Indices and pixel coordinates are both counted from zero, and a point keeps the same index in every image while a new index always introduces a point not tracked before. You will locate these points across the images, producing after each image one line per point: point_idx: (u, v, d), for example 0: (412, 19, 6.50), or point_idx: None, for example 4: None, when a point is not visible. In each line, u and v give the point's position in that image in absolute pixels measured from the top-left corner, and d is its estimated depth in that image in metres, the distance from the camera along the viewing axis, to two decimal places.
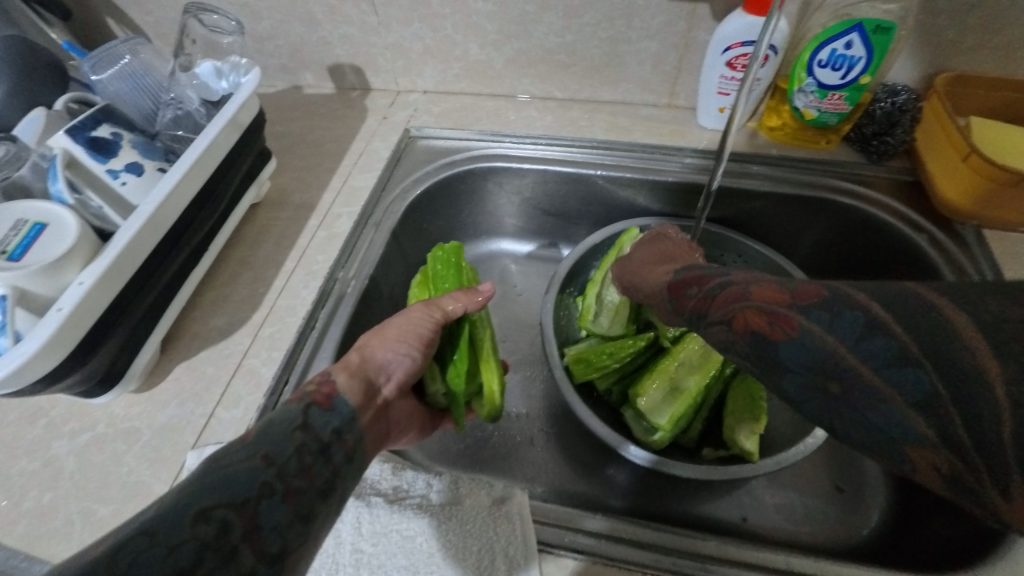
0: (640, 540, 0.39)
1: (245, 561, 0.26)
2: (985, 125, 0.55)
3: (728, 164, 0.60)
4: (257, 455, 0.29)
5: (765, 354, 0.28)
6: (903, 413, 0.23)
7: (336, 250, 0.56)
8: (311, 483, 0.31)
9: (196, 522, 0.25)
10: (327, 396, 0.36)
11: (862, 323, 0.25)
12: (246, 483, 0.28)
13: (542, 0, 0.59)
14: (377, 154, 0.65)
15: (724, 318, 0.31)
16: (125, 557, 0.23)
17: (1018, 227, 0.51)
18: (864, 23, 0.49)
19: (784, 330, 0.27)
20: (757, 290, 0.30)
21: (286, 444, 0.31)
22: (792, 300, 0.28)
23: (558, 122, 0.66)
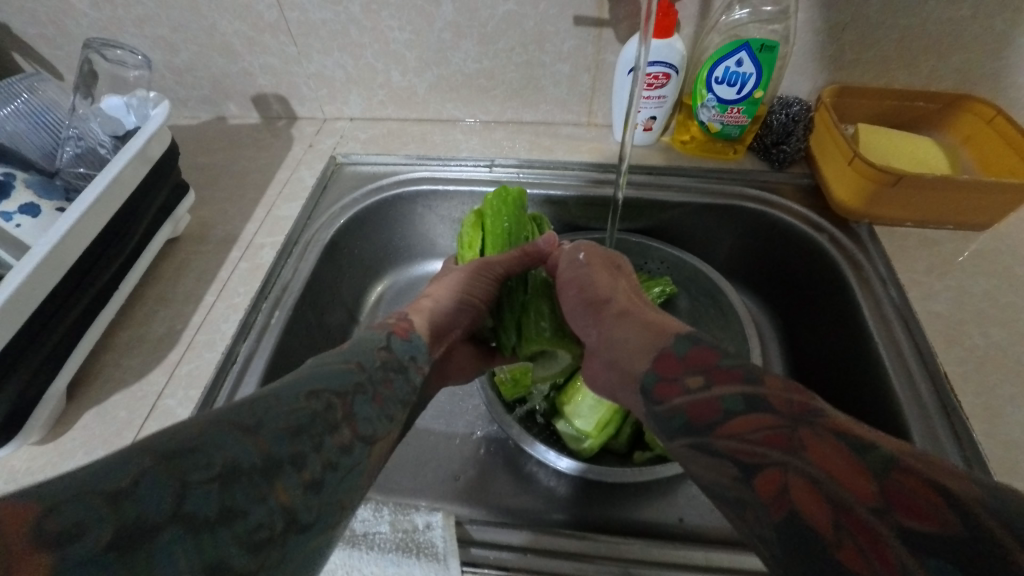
0: (565, 550, 0.40)
1: (345, 435, 0.28)
2: (870, 132, 0.60)
3: (646, 178, 0.63)
4: (352, 362, 0.33)
5: (819, 568, 0.24)
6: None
7: (258, 281, 0.55)
8: (393, 392, 0.34)
9: (308, 396, 0.28)
10: (404, 330, 0.41)
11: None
12: (341, 377, 0.31)
13: (457, 28, 0.60)
14: (303, 183, 0.65)
15: (751, 465, 0.28)
16: (259, 408, 0.25)
17: (903, 221, 0.56)
18: (751, 43, 0.53)
19: (871, 563, 0.22)
20: (814, 449, 0.27)
21: (372, 356, 0.35)
22: (891, 507, 0.23)
23: (484, 144, 0.68)
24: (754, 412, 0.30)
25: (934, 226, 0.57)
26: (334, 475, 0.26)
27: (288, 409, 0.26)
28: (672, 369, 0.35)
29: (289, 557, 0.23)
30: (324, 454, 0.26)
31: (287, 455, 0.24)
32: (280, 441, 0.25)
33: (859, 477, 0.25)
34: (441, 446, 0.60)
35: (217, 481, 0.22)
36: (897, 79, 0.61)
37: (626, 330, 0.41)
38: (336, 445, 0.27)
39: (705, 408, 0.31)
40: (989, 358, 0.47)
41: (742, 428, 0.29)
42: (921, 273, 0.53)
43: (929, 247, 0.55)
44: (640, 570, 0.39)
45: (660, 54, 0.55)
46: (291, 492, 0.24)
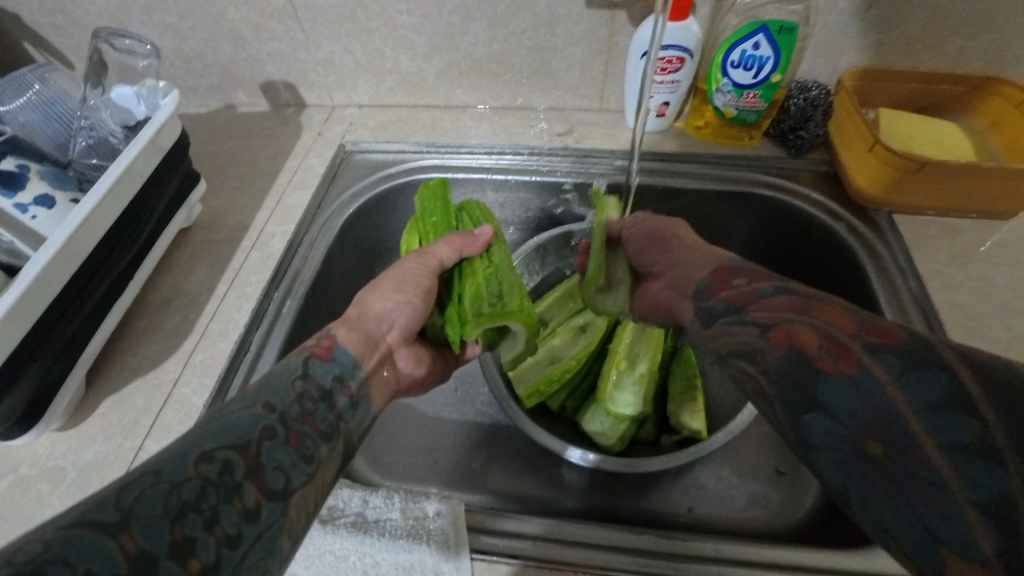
0: (574, 540, 0.40)
1: (250, 496, 0.27)
2: (893, 117, 0.58)
3: (660, 165, 0.62)
4: (257, 404, 0.32)
5: (805, 380, 0.28)
6: (947, 481, 0.22)
7: (269, 271, 0.55)
8: (315, 427, 0.33)
9: (199, 462, 0.27)
10: (327, 349, 0.39)
11: (930, 380, 0.24)
12: (247, 426, 0.30)
13: (466, 12, 0.59)
14: (312, 171, 0.65)
15: (767, 324, 0.31)
16: (131, 493, 0.24)
17: (925, 210, 0.55)
18: (769, 24, 0.51)
19: (841, 365, 0.27)
20: (820, 308, 0.30)
21: (286, 392, 0.34)
22: (863, 332, 0.27)
23: (494, 131, 0.67)
24: (781, 292, 0.33)
25: (956, 215, 0.55)
26: (232, 554, 0.25)
27: (168, 487, 0.25)
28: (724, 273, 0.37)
29: None
30: (220, 530, 0.25)
31: (167, 547, 0.23)
32: (154, 533, 0.23)
33: (873, 343, 0.27)
34: (449, 435, 0.60)
35: None
36: (923, 61, 0.59)
37: (697, 255, 0.42)
38: (237, 515, 0.26)
39: (745, 295, 0.34)
40: (1010, 351, 0.46)
41: (768, 306, 0.32)
42: (942, 264, 0.52)
43: (950, 236, 0.54)
44: (647, 561, 0.39)
45: (675, 38, 0.54)
46: (205, 558, 0.24)
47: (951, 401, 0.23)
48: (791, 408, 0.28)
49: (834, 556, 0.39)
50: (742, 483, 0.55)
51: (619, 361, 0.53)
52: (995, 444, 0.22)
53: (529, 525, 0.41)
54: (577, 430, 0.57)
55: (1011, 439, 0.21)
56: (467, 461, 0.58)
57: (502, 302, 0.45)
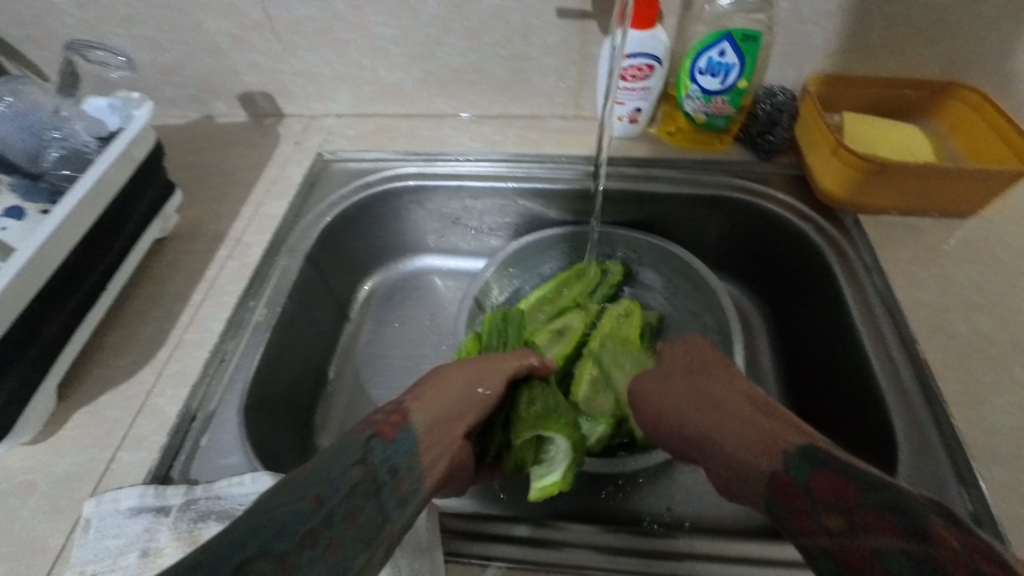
0: (552, 540, 0.40)
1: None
2: (857, 121, 0.60)
3: (635, 170, 0.63)
4: (306, 498, 0.28)
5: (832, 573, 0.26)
6: None
7: (246, 280, 0.55)
8: (356, 532, 0.28)
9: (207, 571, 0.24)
10: (392, 426, 0.36)
11: (908, 516, 0.24)
12: (292, 525, 0.26)
13: (441, 22, 0.60)
14: (290, 181, 0.65)
15: (789, 510, 0.29)
16: None
17: (889, 210, 0.56)
18: (733, 33, 0.53)
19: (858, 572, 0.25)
20: (818, 483, 0.28)
21: (338, 483, 0.29)
22: (820, 499, 0.28)
23: (472, 139, 0.68)
24: (820, 468, 0.29)
25: (920, 215, 0.57)
26: None
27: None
28: (791, 493, 0.30)
29: None
30: None
31: None
32: None
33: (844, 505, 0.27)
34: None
35: None
36: (886, 67, 0.61)
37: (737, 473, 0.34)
38: None
39: (788, 487, 0.30)
40: (971, 345, 0.47)
41: (806, 502, 0.29)
42: (906, 261, 0.53)
43: (914, 234, 0.55)
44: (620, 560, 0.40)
45: (643, 46, 0.55)
46: None
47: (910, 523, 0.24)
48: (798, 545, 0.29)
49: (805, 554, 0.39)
50: None
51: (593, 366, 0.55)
52: None
53: (520, 528, 0.41)
54: None
55: None
56: None
57: (559, 413, 0.45)
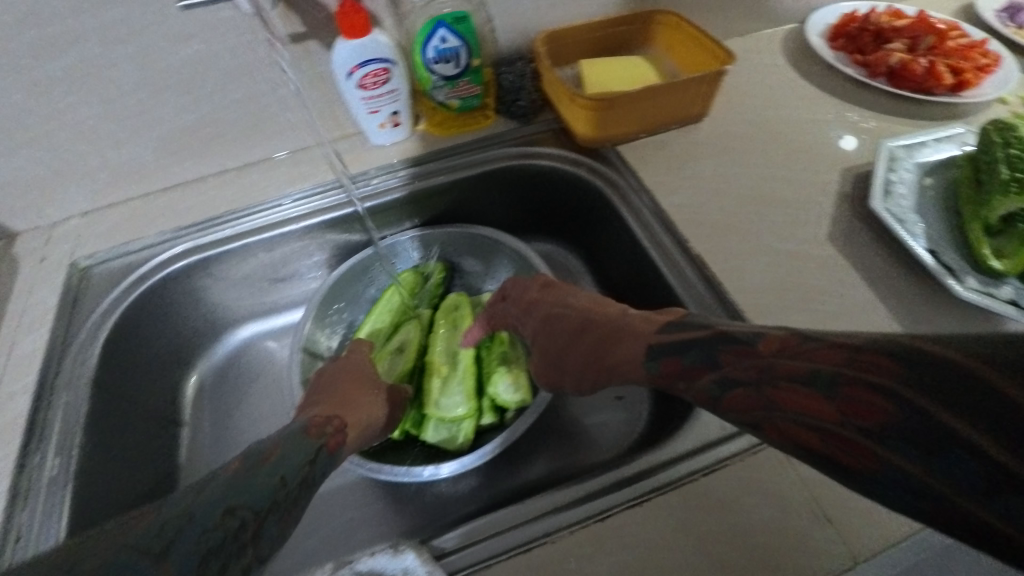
0: (575, 497, 0.41)
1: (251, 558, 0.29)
2: (589, 66, 0.64)
3: (415, 170, 0.64)
4: (274, 476, 0.33)
5: (840, 475, 0.26)
6: (913, 471, 0.23)
7: (18, 435, 0.47)
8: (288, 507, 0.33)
9: (227, 512, 0.29)
10: (336, 444, 0.41)
11: (952, 461, 0.22)
12: (264, 494, 0.32)
13: (151, 85, 0.55)
14: (44, 305, 0.56)
15: (749, 423, 0.30)
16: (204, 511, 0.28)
17: (638, 135, 0.62)
18: (443, 18, 0.54)
19: (860, 461, 0.25)
20: (781, 398, 0.28)
21: (294, 468, 0.35)
22: (845, 415, 0.26)
23: (242, 192, 0.63)
24: (727, 390, 0.32)
25: (664, 129, 0.63)
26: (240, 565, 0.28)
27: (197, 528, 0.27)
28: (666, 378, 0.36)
29: None
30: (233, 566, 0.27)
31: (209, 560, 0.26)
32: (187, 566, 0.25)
33: (786, 373, 0.28)
34: (334, 499, 0.58)
35: None
36: (595, 12, 0.66)
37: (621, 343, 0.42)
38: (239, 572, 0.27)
39: (699, 397, 0.33)
40: (731, 225, 0.55)
41: (732, 403, 0.31)
42: (664, 176, 0.60)
43: (660, 150, 0.61)
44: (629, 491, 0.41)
45: (369, 53, 0.55)
46: None
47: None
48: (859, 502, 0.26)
49: (668, 470, 0.41)
50: (593, 419, 0.61)
51: (437, 368, 0.57)
52: (1006, 488, 0.20)
53: (542, 501, 0.41)
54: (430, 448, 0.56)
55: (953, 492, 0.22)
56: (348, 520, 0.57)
57: None
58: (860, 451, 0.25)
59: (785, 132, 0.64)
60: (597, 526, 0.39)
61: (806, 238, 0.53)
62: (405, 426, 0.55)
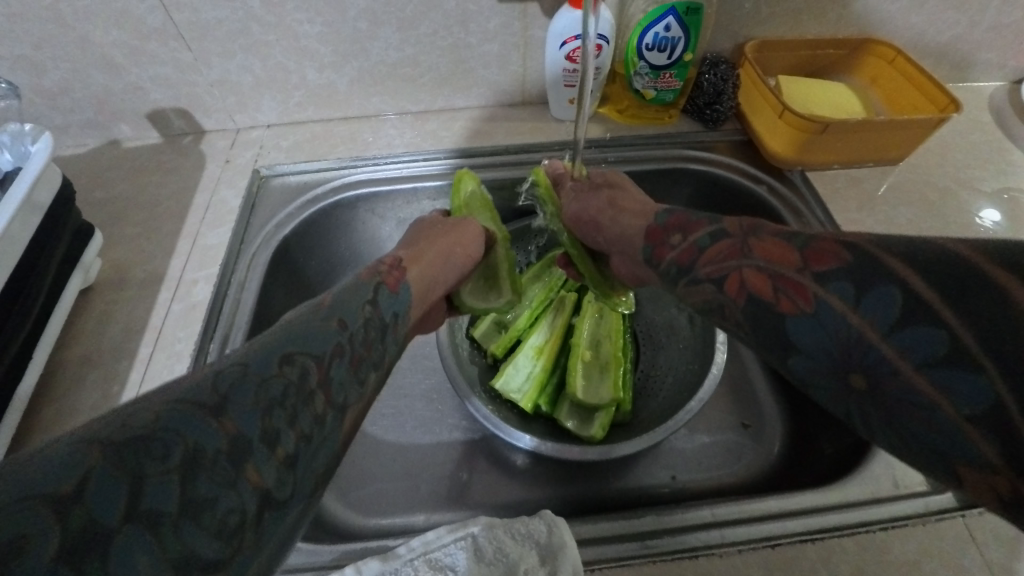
0: (741, 516, 0.40)
1: (320, 407, 0.25)
2: (791, 83, 0.61)
3: (591, 152, 0.62)
4: (333, 320, 0.30)
5: (771, 325, 0.29)
6: (933, 400, 0.22)
7: (199, 322, 0.50)
8: (371, 355, 0.31)
9: (283, 363, 0.25)
10: (394, 281, 0.39)
11: (923, 336, 0.23)
12: (323, 340, 0.28)
13: (372, 16, 0.56)
14: (226, 205, 0.59)
15: (720, 277, 0.33)
16: (224, 380, 0.23)
17: (830, 165, 0.60)
18: (676, 7, 0.53)
19: (799, 304, 0.27)
20: (760, 247, 0.31)
21: (357, 314, 0.32)
22: (807, 263, 0.28)
23: (419, 136, 0.64)
24: (717, 240, 0.34)
25: (857, 165, 0.61)
26: (308, 449, 0.24)
27: (259, 381, 0.23)
28: (659, 236, 0.40)
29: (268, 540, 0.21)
30: (299, 428, 0.24)
31: (260, 434, 0.22)
32: (249, 419, 0.22)
33: (775, 232, 0.31)
34: (446, 451, 0.58)
35: (177, 471, 0.19)
36: (809, 30, 0.63)
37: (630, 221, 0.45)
38: (310, 418, 0.25)
39: (687, 253, 0.36)
40: None
41: (710, 256, 0.34)
42: (851, 212, 0.58)
43: (855, 184, 0.60)
44: (798, 522, 0.39)
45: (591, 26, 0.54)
46: (264, 473, 0.21)
47: (981, 390, 0.21)
48: (774, 354, 0.29)
49: (843, 513, 0.40)
50: (722, 439, 0.58)
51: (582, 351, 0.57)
52: (965, 349, 0.22)
53: (700, 511, 0.40)
54: (557, 426, 0.56)
55: (1012, 395, 0.20)
56: (452, 475, 0.57)
57: None
58: (841, 323, 0.26)
59: (986, 196, 0.60)
60: (766, 551, 0.38)
61: None
62: (540, 400, 0.55)
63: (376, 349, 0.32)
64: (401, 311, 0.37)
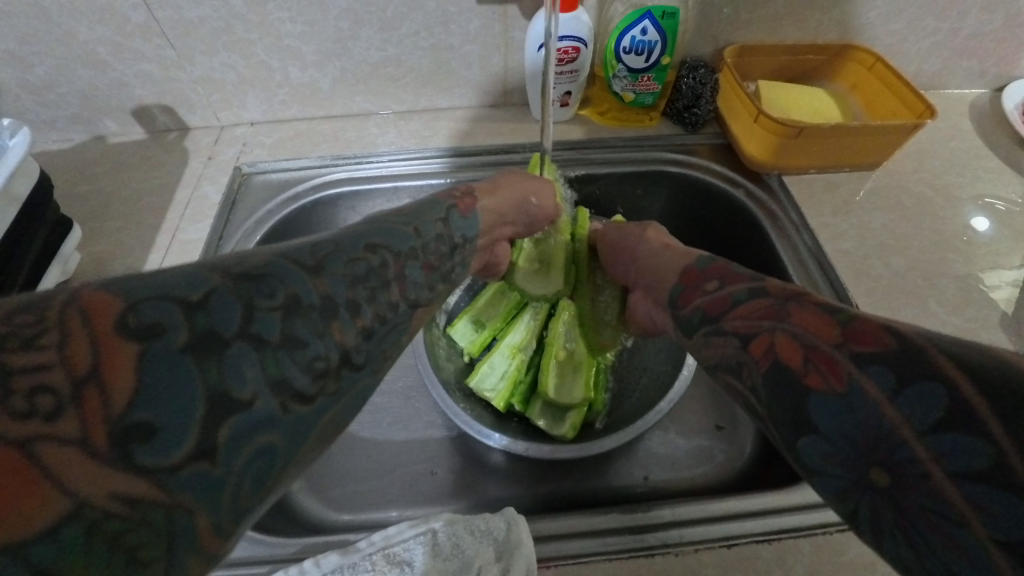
0: (701, 516, 0.40)
1: (395, 296, 0.28)
2: (771, 87, 0.62)
3: (571, 154, 0.63)
4: (410, 225, 0.33)
5: (793, 398, 0.27)
6: (963, 516, 0.20)
7: None
8: (439, 266, 0.33)
9: (367, 250, 0.28)
10: (466, 207, 0.42)
11: (960, 445, 0.21)
12: (402, 239, 0.31)
13: (354, 16, 0.56)
14: (208, 201, 0.59)
15: (749, 334, 0.32)
16: (321, 250, 0.26)
17: (807, 169, 0.60)
18: (653, 11, 0.54)
19: (830, 380, 0.26)
20: (798, 315, 0.30)
21: (432, 227, 0.35)
22: (848, 340, 0.26)
23: (402, 136, 0.65)
24: (755, 297, 0.33)
25: (834, 169, 0.61)
26: (383, 327, 0.27)
27: (348, 256, 0.26)
28: (694, 280, 0.40)
29: (345, 388, 0.24)
30: (375, 307, 0.26)
31: (346, 299, 0.25)
32: (338, 285, 0.25)
33: (819, 303, 0.30)
34: (420, 447, 0.59)
35: (281, 309, 0.22)
36: (790, 35, 0.63)
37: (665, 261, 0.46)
38: (386, 302, 0.27)
39: (718, 303, 0.36)
40: (890, 286, 0.53)
41: (743, 311, 0.33)
42: (826, 217, 0.58)
43: (831, 190, 0.60)
44: (756, 523, 0.40)
45: (569, 28, 0.55)
46: (346, 333, 0.24)
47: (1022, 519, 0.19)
48: (785, 427, 0.27)
49: (801, 514, 0.40)
50: (696, 441, 0.58)
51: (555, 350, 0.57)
52: (1008, 470, 0.20)
53: (660, 511, 0.41)
54: (530, 425, 0.57)
55: None
56: (427, 472, 0.57)
57: None
58: (871, 413, 0.24)
59: (964, 202, 0.60)
60: (723, 551, 0.39)
61: (970, 318, 0.51)
62: (513, 399, 0.56)
63: (445, 275, 0.34)
64: (470, 235, 0.40)
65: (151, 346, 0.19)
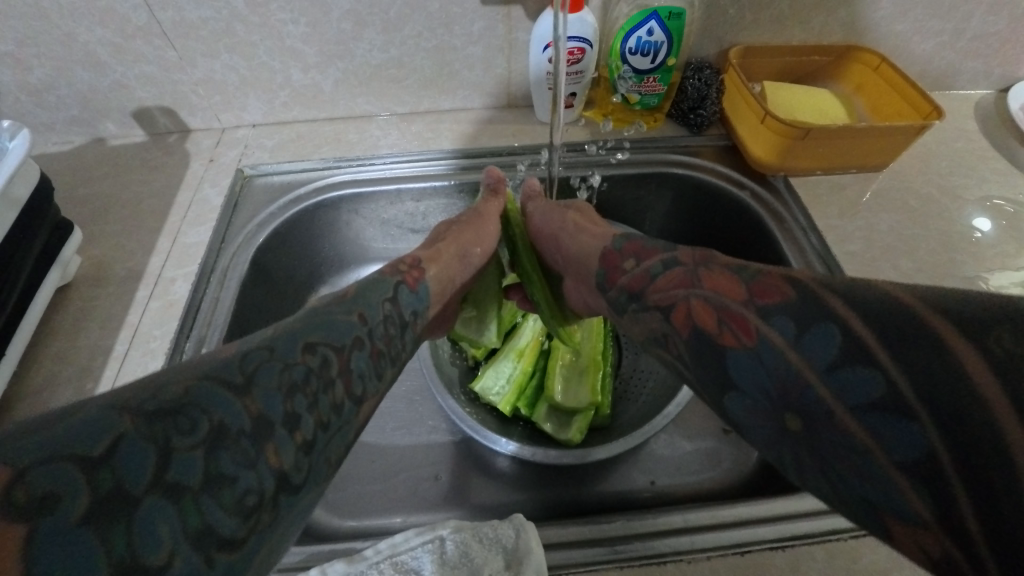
0: (712, 522, 0.40)
1: (339, 393, 0.28)
2: (776, 88, 0.62)
3: (574, 156, 0.62)
4: (354, 312, 0.32)
5: (712, 358, 0.29)
6: (867, 447, 0.22)
7: (175, 320, 0.50)
8: (390, 348, 0.33)
9: (307, 350, 0.27)
10: (415, 278, 0.41)
11: (861, 383, 0.23)
12: (343, 330, 0.30)
13: (357, 17, 0.56)
14: (209, 204, 0.59)
15: (668, 306, 0.33)
16: (251, 362, 0.25)
17: (813, 170, 0.60)
18: (658, 11, 0.53)
19: (741, 338, 0.28)
20: (709, 278, 0.31)
21: (377, 308, 0.34)
22: (753, 297, 0.28)
23: (404, 138, 0.64)
24: (669, 268, 0.35)
25: (840, 171, 0.61)
26: (325, 434, 0.26)
27: (282, 365, 0.25)
28: (613, 255, 0.40)
29: (283, 517, 0.23)
30: (317, 413, 0.26)
31: (282, 415, 0.24)
32: (272, 401, 0.24)
33: (725, 263, 0.32)
34: (423, 452, 0.58)
35: (202, 446, 0.21)
36: (794, 36, 0.63)
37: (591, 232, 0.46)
38: (329, 404, 0.27)
39: (638, 280, 0.36)
40: None
41: (660, 284, 0.34)
42: (833, 219, 0.58)
43: (837, 191, 0.60)
44: (768, 529, 0.39)
45: (574, 29, 0.54)
46: (282, 454, 0.23)
47: (917, 441, 0.21)
48: (713, 392, 0.29)
49: (814, 521, 0.39)
50: (703, 444, 0.58)
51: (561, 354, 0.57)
52: (903, 400, 0.22)
53: (670, 518, 0.40)
54: (535, 429, 0.56)
55: (947, 452, 0.20)
56: (431, 478, 0.57)
57: None
58: (786, 367, 0.25)
59: (971, 204, 0.60)
60: (737, 557, 0.38)
61: None
62: (518, 403, 0.55)
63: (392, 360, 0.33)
64: (420, 308, 0.40)
65: (41, 523, 0.17)
